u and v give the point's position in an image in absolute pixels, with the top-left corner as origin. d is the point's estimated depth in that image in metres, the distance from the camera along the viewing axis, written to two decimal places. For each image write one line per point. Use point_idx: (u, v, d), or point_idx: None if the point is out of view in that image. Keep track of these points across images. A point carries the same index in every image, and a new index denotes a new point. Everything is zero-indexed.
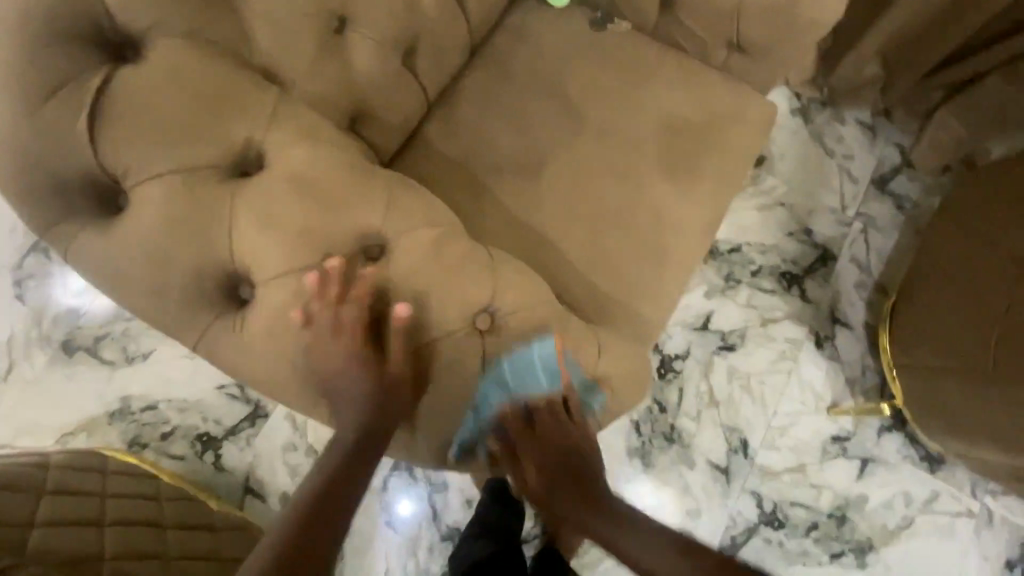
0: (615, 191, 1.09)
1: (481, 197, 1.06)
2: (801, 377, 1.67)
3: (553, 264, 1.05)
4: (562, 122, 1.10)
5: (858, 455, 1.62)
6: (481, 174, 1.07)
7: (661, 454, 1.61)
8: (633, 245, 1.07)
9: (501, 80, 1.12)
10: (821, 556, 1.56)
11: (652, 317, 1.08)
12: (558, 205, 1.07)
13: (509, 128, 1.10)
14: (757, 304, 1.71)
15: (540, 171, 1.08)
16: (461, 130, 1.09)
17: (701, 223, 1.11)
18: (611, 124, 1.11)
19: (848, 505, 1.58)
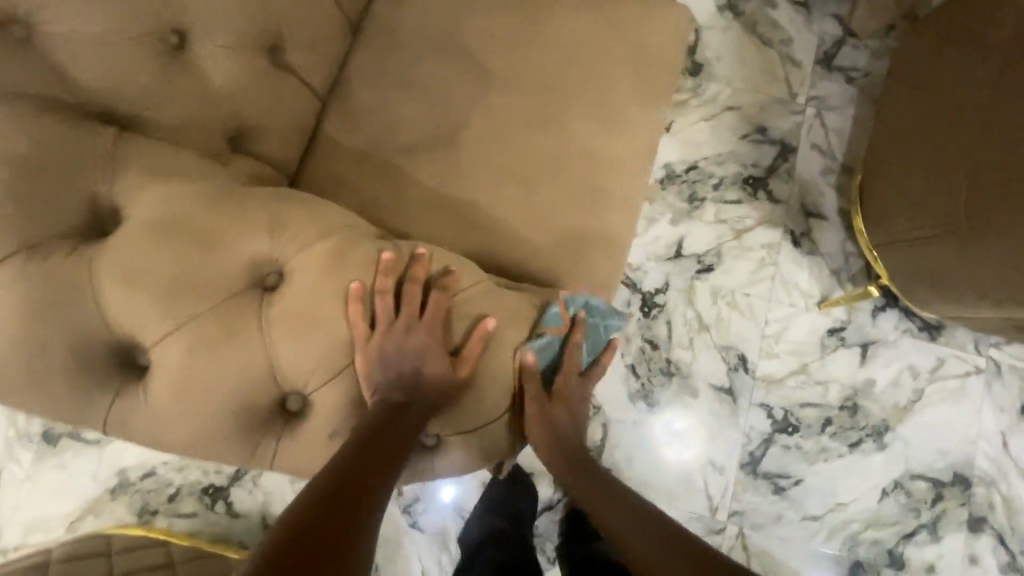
0: (533, 144, 1.02)
1: (398, 185, 0.99)
2: (785, 279, 1.63)
3: (491, 237, 0.99)
4: (465, 80, 1.03)
5: (858, 342, 1.60)
6: (392, 161, 1.00)
7: (663, 391, 1.58)
8: (569, 194, 1.01)
9: (390, 53, 1.04)
10: (840, 449, 1.54)
11: (606, 264, 1.02)
12: (484, 173, 1.00)
13: (411, 101, 1.02)
14: (726, 218, 1.66)
15: (454, 141, 1.01)
16: (361, 117, 1.01)
17: (638, 152, 1.04)
18: (517, 71, 1.03)
19: (858, 392, 1.57)
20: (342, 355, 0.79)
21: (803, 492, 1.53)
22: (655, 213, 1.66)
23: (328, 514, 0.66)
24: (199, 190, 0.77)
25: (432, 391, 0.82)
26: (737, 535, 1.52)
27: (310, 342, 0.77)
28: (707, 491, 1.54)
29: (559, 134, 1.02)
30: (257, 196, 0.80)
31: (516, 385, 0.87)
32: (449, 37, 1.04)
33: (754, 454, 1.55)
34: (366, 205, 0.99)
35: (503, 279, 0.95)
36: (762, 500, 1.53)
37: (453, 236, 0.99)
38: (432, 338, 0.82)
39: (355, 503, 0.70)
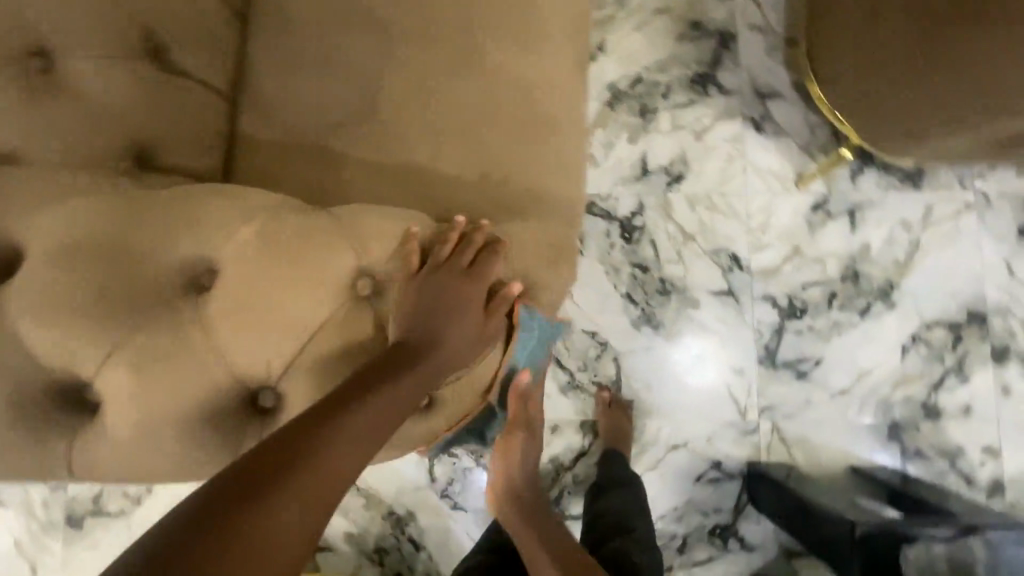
0: (456, 84, 0.96)
1: (330, 165, 0.94)
2: (757, 167, 1.59)
3: (440, 192, 0.94)
4: (369, 36, 0.96)
5: (844, 210, 1.56)
6: (319, 142, 0.95)
7: (665, 310, 1.54)
8: (508, 127, 0.96)
9: (284, 29, 0.97)
10: (852, 319, 1.52)
11: (566, 190, 0.98)
12: (415, 129, 0.95)
13: (319, 74, 0.96)
14: (683, 122, 1.61)
15: (374, 103, 0.95)
16: (273, 104, 0.95)
17: (568, 68, 0.99)
18: (419, 12, 0.97)
19: (856, 260, 1.54)
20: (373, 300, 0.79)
21: (825, 371, 1.51)
22: (610, 136, 1.61)
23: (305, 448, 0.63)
24: (122, 205, 0.75)
25: (457, 347, 0.80)
26: (771, 430, 1.50)
27: (260, 329, 0.74)
28: (733, 395, 1.51)
29: (481, 66, 0.96)
30: (167, 197, 0.77)
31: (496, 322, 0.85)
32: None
33: (769, 347, 1.53)
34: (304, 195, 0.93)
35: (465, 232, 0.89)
36: (787, 389, 1.52)
37: (402, 203, 0.94)
38: (466, 288, 0.81)
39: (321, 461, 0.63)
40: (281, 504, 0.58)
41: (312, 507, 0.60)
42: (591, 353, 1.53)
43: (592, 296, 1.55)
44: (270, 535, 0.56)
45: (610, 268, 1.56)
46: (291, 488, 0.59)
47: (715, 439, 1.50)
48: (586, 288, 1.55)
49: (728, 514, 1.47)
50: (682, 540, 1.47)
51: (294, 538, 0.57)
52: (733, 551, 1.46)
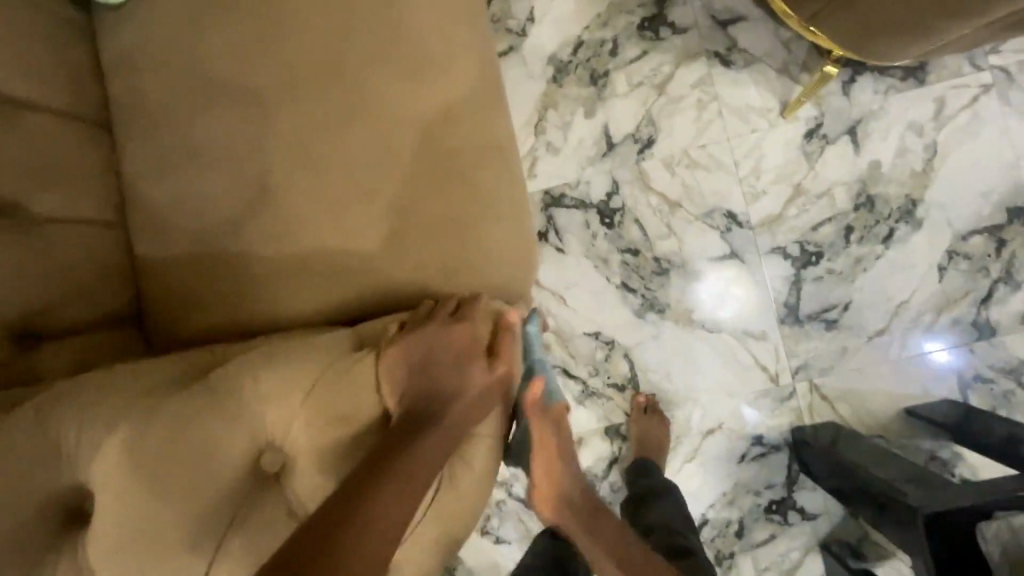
0: (354, 146, 0.85)
1: (243, 271, 0.84)
2: (734, 107, 1.41)
3: (371, 270, 0.85)
4: (247, 117, 0.86)
5: (843, 129, 1.37)
6: (223, 248, 0.85)
7: (667, 291, 1.41)
8: (424, 178, 0.85)
9: (155, 131, 0.87)
10: (875, 251, 1.36)
11: (508, 230, 0.87)
12: (321, 207, 0.84)
13: (205, 172, 0.86)
14: (641, 78, 1.42)
15: (271, 190, 0.85)
16: (165, 218, 0.86)
17: (471, 90, 0.87)
18: (294, 75, 0.86)
19: (866, 183, 1.36)
20: (366, 372, 0.74)
21: (857, 313, 1.36)
22: (564, 115, 1.44)
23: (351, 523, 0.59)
24: (3, 441, 0.69)
25: (470, 400, 0.76)
26: (809, 390, 1.37)
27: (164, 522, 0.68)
28: (760, 363, 1.39)
29: (375, 118, 0.85)
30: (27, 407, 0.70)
31: (478, 380, 0.76)
32: (206, 77, 0.87)
33: (790, 302, 1.38)
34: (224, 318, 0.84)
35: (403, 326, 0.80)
36: (820, 342, 1.37)
37: (333, 296, 0.85)
38: (471, 330, 0.78)
39: (365, 528, 0.59)
40: None
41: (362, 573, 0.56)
42: (598, 355, 1.43)
43: (586, 295, 1.43)
44: None
45: (599, 261, 1.43)
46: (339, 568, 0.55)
47: (750, 413, 1.38)
48: (578, 288, 1.43)
49: (781, 488, 1.38)
50: (738, 524, 1.39)
51: None
52: (795, 524, 1.37)
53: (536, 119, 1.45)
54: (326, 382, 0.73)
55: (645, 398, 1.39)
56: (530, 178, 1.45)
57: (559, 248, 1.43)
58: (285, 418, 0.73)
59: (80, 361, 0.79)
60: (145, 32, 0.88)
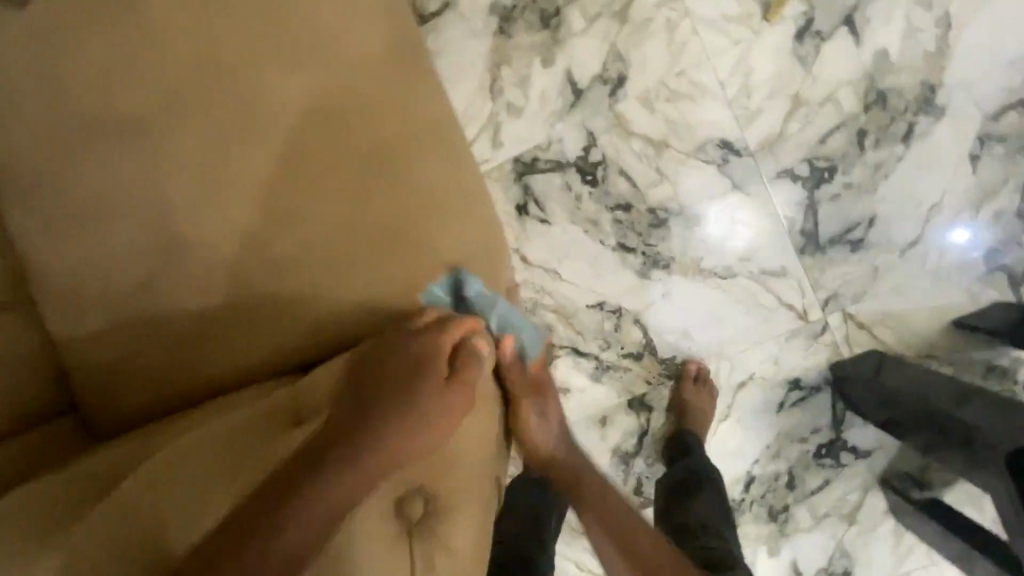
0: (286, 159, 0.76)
1: (187, 323, 0.75)
2: (708, 22, 1.23)
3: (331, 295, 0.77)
4: (148, 147, 0.74)
5: (838, 21, 1.19)
6: (155, 302, 0.74)
7: (668, 243, 1.27)
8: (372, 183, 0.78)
9: (41, 185, 0.75)
10: (896, 152, 1.19)
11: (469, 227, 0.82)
12: (260, 235, 0.75)
13: (113, 220, 0.74)
14: (599, 8, 1.24)
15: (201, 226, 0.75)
16: (77, 283, 0.75)
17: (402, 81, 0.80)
18: (191, 89, 0.74)
19: (875, 78, 1.19)
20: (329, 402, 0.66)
21: (885, 226, 1.21)
22: (520, 68, 1.27)
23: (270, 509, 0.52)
24: None
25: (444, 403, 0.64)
26: (844, 321, 1.24)
27: None
28: (785, 302, 1.25)
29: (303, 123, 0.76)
30: None
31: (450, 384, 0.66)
32: (83, 111, 0.73)
33: (808, 229, 1.23)
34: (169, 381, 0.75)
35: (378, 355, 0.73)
36: (848, 267, 1.22)
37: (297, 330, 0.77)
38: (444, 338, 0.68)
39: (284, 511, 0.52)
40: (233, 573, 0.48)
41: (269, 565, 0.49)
42: (607, 327, 1.31)
43: (582, 265, 1.30)
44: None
45: (589, 225, 1.28)
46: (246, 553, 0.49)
47: (782, 357, 1.26)
48: (573, 259, 1.30)
49: (828, 430, 1.26)
50: (788, 475, 1.28)
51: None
52: (849, 465, 1.27)
53: (489, 79, 1.28)
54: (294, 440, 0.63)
55: (697, 363, 1.28)
56: (496, 149, 1.30)
57: (542, 219, 1.29)
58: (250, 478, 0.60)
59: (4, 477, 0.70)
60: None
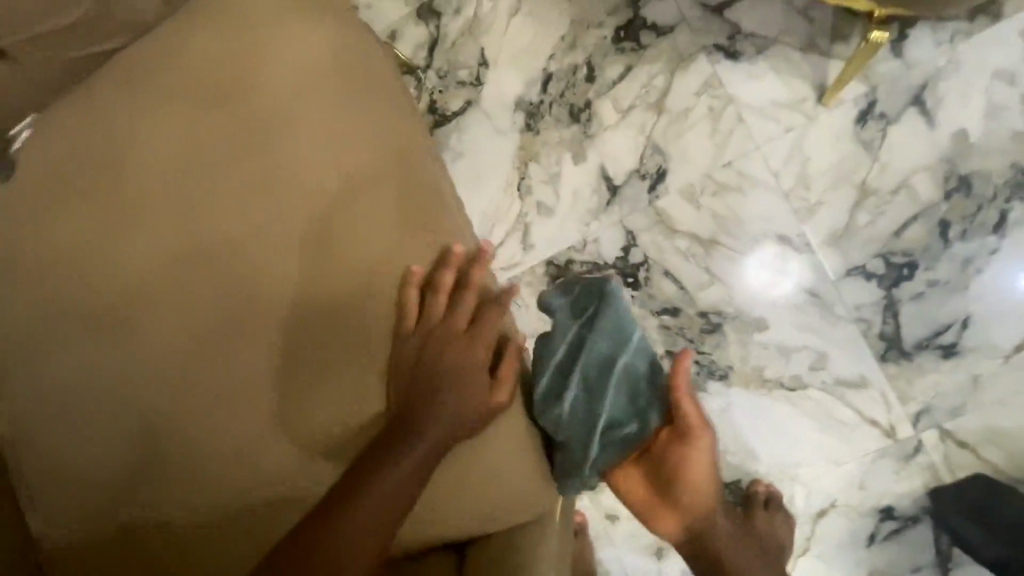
0: (246, 188, 0.73)
1: (233, 400, 0.71)
2: (756, 109, 1.12)
3: (279, 217, 0.73)
4: (104, 224, 0.73)
5: (905, 102, 1.08)
6: (141, 495, 0.70)
7: (725, 350, 1.12)
8: (298, 184, 0.73)
9: (38, 369, 0.72)
10: (988, 244, 1.05)
11: (413, 235, 0.73)
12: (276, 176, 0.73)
13: (95, 320, 0.72)
14: (632, 101, 1.16)
15: (213, 269, 0.72)
16: (73, 468, 0.71)
17: (357, 157, 0.74)
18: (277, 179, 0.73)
19: (953, 163, 1.06)
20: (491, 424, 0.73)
21: (982, 330, 1.05)
22: (551, 165, 1.19)
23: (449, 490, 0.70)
24: None
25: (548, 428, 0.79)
26: (941, 440, 1.06)
27: None
28: (867, 417, 1.08)
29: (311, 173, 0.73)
30: None
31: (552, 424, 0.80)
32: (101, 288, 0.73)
33: (889, 333, 1.07)
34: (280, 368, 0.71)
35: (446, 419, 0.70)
36: (940, 376, 1.06)
37: (255, 283, 0.72)
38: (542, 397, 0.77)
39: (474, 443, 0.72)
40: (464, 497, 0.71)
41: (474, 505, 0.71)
42: None
43: None
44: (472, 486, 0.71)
45: None
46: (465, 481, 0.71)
47: (868, 481, 1.08)
48: None
49: (931, 569, 1.06)
50: None
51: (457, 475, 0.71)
52: None
53: (517, 177, 1.20)
54: (286, 466, 0.70)
55: (767, 485, 1.10)
56: (526, 250, 1.19)
57: None
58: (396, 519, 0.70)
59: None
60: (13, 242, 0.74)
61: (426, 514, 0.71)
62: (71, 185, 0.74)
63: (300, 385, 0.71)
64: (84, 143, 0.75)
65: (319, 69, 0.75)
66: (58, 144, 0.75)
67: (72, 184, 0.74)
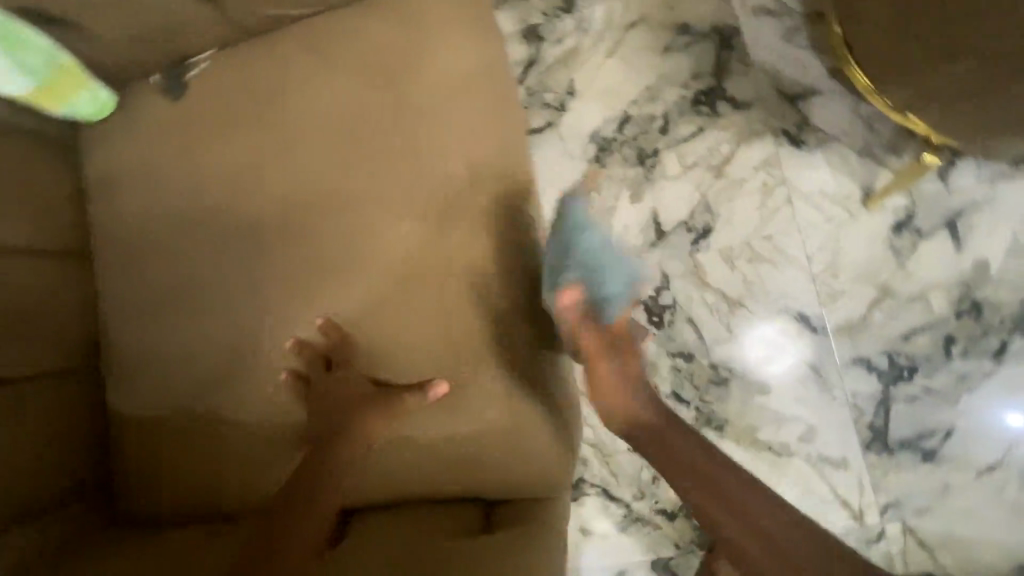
0: (370, 160, 0.81)
1: (315, 339, 0.79)
2: (805, 195, 1.22)
3: (396, 195, 0.81)
4: (241, 159, 0.81)
5: (939, 223, 1.18)
6: (208, 404, 0.79)
7: (726, 405, 1.20)
8: (419, 166, 0.81)
9: (153, 270, 0.81)
10: (985, 368, 1.14)
11: (500, 238, 0.81)
12: (397, 157, 0.81)
13: (213, 240, 0.81)
14: (696, 159, 1.26)
15: (325, 225, 0.81)
16: (154, 365, 0.79)
17: (470, 154, 0.81)
18: (399, 159, 0.81)
19: (969, 287, 1.16)
20: (521, 411, 0.79)
21: (961, 443, 1.14)
22: (609, 198, 1.28)
23: (472, 459, 0.77)
24: None
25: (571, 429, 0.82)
26: (903, 533, 1.14)
27: None
28: (840, 497, 1.16)
29: (430, 162, 0.81)
30: None
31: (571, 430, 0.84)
32: (224, 212, 0.81)
33: (877, 426, 1.16)
34: (362, 324, 0.79)
35: (485, 392, 0.78)
36: (915, 475, 1.14)
37: (358, 242, 0.80)
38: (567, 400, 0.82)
39: (503, 424, 0.78)
40: (489, 468, 0.78)
41: (490, 479, 0.78)
42: (645, 476, 1.23)
43: None
44: (495, 459, 0.77)
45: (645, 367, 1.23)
46: (488, 454, 0.78)
47: None
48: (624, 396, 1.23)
49: None
50: None
51: (482, 446, 0.78)
52: None
53: None
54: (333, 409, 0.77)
55: None
56: None
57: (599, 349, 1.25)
58: (424, 476, 0.78)
59: (30, 548, 0.68)
60: (144, 153, 0.82)
61: (450, 479, 0.78)
62: (213, 123, 0.82)
63: (370, 341, 0.79)
64: (235, 85, 0.82)
65: (457, 68, 0.81)
66: (211, 80, 0.83)
67: (214, 123, 0.82)
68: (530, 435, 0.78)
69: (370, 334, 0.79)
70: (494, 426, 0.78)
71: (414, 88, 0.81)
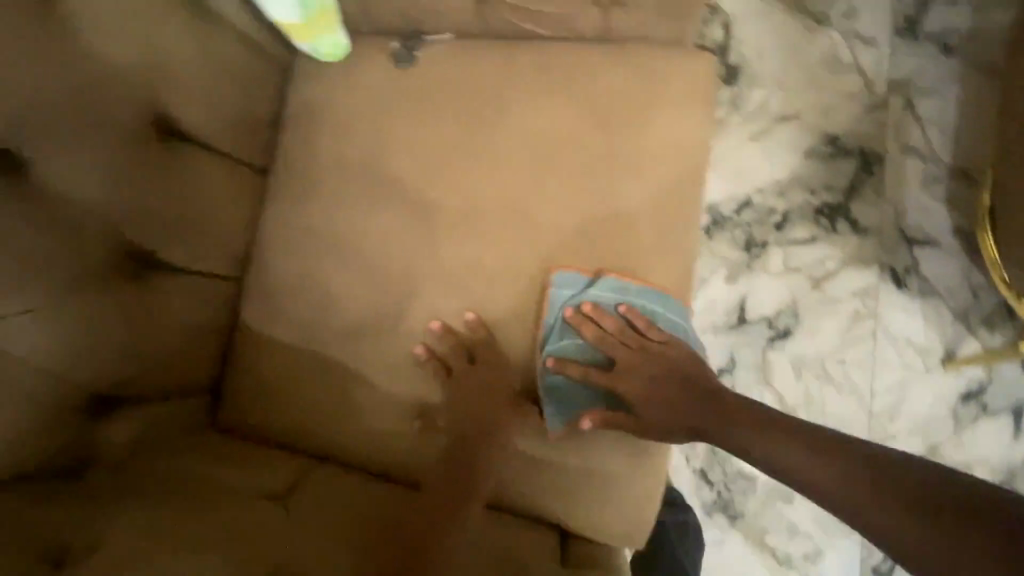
0: (567, 173, 0.75)
1: (453, 334, 0.73)
2: (890, 335, 1.25)
3: (615, 235, 0.74)
4: (435, 125, 0.76)
5: (1008, 406, 1.21)
6: (342, 361, 0.74)
7: None
8: (613, 198, 0.74)
9: (313, 205, 0.78)
10: None
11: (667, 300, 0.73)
12: (594, 179, 0.74)
13: (379, 197, 0.77)
14: (799, 265, 1.29)
15: (493, 223, 0.75)
16: (299, 307, 0.76)
17: (663, 202, 0.74)
18: (597, 183, 0.74)
19: (1015, 476, 1.20)
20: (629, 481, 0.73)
21: None
22: (706, 272, 1.31)
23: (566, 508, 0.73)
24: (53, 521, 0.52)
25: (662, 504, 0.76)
26: None
27: None
28: None
29: (628, 197, 0.74)
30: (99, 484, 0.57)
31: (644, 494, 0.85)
32: (399, 172, 0.77)
33: None
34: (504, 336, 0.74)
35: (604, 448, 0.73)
36: None
37: (528, 252, 0.74)
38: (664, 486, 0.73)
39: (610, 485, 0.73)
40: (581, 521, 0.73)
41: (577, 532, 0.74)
42: None
43: None
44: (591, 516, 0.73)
45: None
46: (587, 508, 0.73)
47: None
48: None
49: None
50: None
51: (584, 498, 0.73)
52: None
53: None
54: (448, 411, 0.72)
55: None
56: None
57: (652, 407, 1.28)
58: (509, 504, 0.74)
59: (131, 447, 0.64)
60: (354, 100, 0.78)
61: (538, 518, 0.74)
62: (441, 92, 0.76)
63: (518, 358, 0.74)
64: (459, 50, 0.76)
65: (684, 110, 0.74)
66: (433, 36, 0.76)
67: (442, 92, 0.76)
68: (638, 502, 0.74)
69: (527, 357, 0.74)
70: (600, 484, 0.73)
71: (632, 116, 0.74)
